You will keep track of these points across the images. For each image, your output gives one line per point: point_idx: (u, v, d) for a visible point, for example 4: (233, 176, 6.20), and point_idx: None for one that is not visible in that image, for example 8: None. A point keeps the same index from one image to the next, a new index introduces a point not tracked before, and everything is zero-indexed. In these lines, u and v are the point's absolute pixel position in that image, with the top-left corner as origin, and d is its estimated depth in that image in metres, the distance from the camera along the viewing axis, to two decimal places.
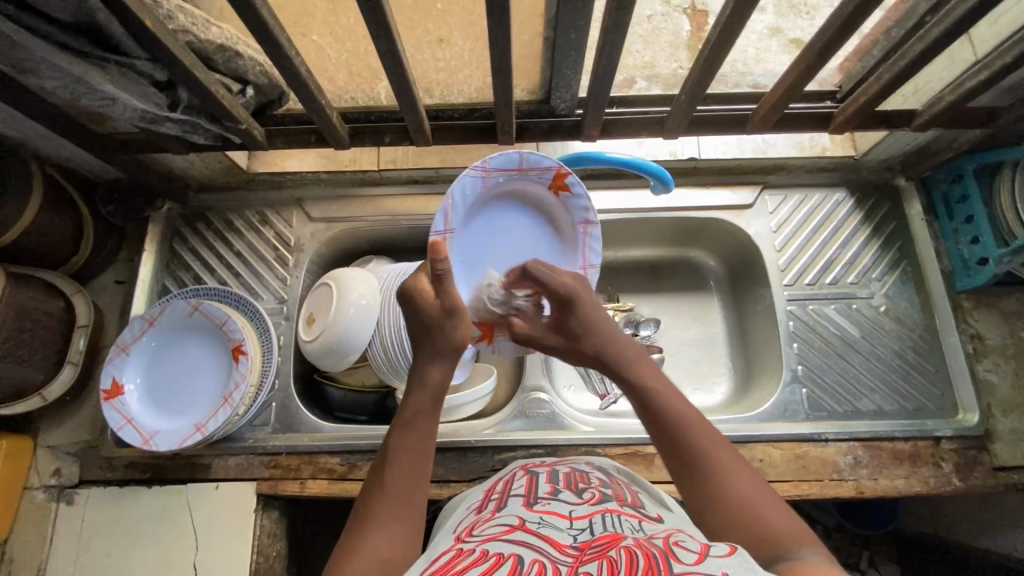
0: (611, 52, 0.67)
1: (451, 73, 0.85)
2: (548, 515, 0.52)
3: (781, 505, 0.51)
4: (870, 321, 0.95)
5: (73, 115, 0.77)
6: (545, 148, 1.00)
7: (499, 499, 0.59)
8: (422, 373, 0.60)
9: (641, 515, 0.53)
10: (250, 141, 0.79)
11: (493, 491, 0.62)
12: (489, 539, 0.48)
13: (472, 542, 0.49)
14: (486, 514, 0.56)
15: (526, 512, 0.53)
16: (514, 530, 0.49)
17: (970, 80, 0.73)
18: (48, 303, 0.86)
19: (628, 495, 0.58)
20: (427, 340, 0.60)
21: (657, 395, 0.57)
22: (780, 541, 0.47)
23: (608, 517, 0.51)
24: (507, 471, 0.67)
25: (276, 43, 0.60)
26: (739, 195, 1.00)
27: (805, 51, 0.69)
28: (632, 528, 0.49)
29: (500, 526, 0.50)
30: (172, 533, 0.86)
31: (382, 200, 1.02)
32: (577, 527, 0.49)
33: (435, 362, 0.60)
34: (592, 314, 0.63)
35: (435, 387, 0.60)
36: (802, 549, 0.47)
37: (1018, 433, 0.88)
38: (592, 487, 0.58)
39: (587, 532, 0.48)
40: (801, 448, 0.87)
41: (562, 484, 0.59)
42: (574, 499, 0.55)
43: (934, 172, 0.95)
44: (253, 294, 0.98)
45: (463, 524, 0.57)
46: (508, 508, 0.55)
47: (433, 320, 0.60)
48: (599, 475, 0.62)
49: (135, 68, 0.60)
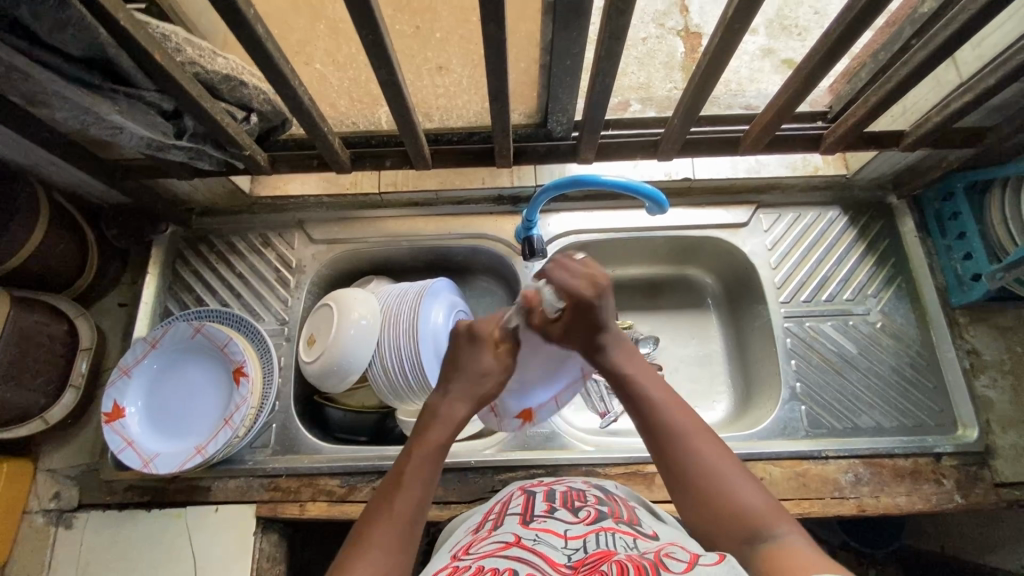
0: (605, 80, 0.69)
1: (451, 99, 0.88)
2: (544, 533, 0.52)
3: (752, 483, 0.57)
4: (867, 338, 0.95)
5: (80, 142, 0.78)
6: (543, 170, 1.02)
7: (496, 519, 0.59)
8: (445, 409, 0.65)
9: (636, 532, 0.53)
10: (253, 167, 0.81)
11: (491, 512, 0.62)
12: (485, 556, 0.48)
13: (467, 560, 0.49)
14: (483, 533, 0.56)
15: (522, 529, 0.53)
16: (510, 546, 0.49)
17: (956, 102, 0.74)
18: (52, 326, 0.87)
19: (625, 512, 0.59)
20: (466, 378, 0.68)
21: (638, 380, 0.65)
22: (751, 517, 0.53)
23: (603, 536, 0.51)
24: (504, 493, 0.67)
25: (281, 72, 0.62)
26: (734, 214, 1.01)
27: (794, 75, 0.71)
28: (626, 545, 0.49)
29: (497, 543, 0.51)
30: (172, 557, 0.85)
31: (383, 221, 1.03)
32: (572, 545, 0.50)
33: (463, 401, 0.66)
34: (609, 318, 0.68)
35: (455, 425, 0.65)
36: (775, 526, 0.52)
37: (1018, 449, 0.88)
38: (588, 505, 0.59)
39: (581, 550, 0.49)
40: (802, 466, 0.87)
41: (558, 503, 0.59)
42: (570, 518, 0.55)
43: (925, 190, 0.97)
44: (254, 315, 0.99)
45: (460, 543, 0.57)
46: (505, 526, 0.55)
47: (490, 368, 0.69)
48: (595, 492, 0.63)
49: (144, 99, 0.62)
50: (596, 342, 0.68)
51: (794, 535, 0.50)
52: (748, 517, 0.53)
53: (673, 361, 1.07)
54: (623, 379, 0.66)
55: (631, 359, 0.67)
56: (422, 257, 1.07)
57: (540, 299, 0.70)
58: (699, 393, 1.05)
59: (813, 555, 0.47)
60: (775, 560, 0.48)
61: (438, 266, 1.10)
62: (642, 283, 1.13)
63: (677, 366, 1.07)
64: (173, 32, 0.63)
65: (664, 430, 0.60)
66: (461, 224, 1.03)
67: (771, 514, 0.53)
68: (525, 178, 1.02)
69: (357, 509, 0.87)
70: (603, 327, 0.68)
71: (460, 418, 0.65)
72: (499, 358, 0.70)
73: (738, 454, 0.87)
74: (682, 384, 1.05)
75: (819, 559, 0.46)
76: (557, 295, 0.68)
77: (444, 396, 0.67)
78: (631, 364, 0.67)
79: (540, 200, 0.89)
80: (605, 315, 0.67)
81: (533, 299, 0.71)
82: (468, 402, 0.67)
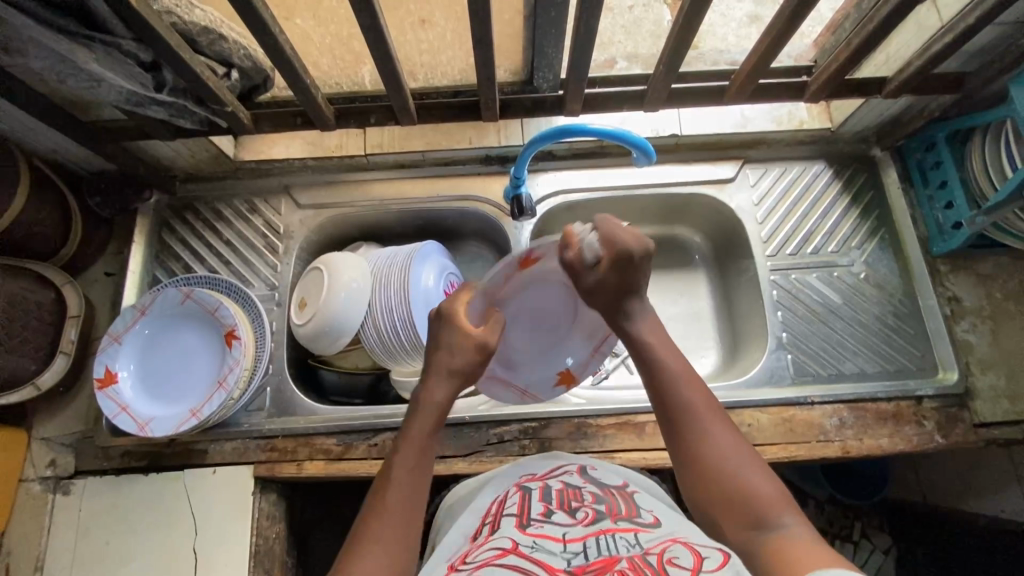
0: (590, 21, 0.67)
1: (434, 55, 0.87)
2: (542, 539, 0.53)
3: (763, 469, 0.57)
4: (852, 288, 0.97)
5: (57, 102, 0.77)
6: (530, 126, 1.01)
7: (493, 521, 0.60)
8: (429, 394, 0.63)
9: (636, 527, 0.55)
10: (236, 125, 0.80)
11: (488, 513, 0.63)
12: (483, 565, 0.50)
13: (465, 570, 0.50)
14: (480, 540, 0.57)
15: (519, 535, 0.54)
16: (507, 554, 0.51)
17: (937, 43, 0.75)
18: (38, 293, 0.86)
19: (622, 507, 0.60)
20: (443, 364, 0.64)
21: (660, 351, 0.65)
22: (758, 502, 0.54)
23: (602, 539, 0.52)
24: (500, 489, 0.68)
25: (259, 17, 0.61)
26: (720, 170, 1.02)
27: (775, 20, 0.71)
28: (627, 546, 0.51)
29: (493, 552, 0.52)
30: (172, 519, 0.86)
31: (371, 184, 1.03)
32: (572, 549, 0.51)
33: (445, 384, 0.64)
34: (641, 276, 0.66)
35: (440, 408, 0.63)
36: (781, 516, 0.52)
37: (997, 390, 0.90)
38: (585, 505, 0.60)
39: (581, 556, 0.50)
40: (788, 412, 0.89)
41: (555, 505, 0.60)
42: (568, 520, 0.56)
43: (907, 141, 0.98)
44: (243, 281, 0.99)
45: (457, 553, 0.57)
46: (502, 530, 0.56)
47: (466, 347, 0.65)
48: (591, 489, 0.64)
49: (120, 48, 0.61)
50: (623, 305, 0.67)
51: (801, 526, 0.51)
52: (755, 503, 0.54)
53: (662, 319, 1.09)
54: (642, 361, 0.65)
55: (653, 330, 0.67)
56: (412, 221, 1.06)
57: (579, 241, 0.67)
58: (688, 349, 1.06)
59: (818, 547, 0.48)
60: (782, 552, 0.48)
61: (428, 230, 1.10)
62: None
63: (666, 324, 1.08)
64: None
65: (682, 409, 0.61)
66: (449, 186, 1.03)
67: (776, 504, 0.54)
68: (513, 137, 1.01)
69: (353, 467, 0.88)
70: (635, 290, 0.67)
71: (444, 400, 0.64)
72: (473, 337, 0.65)
73: (725, 402, 0.89)
74: (671, 342, 1.07)
75: (822, 551, 0.47)
76: (599, 244, 0.66)
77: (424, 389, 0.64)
78: (653, 336, 0.66)
79: (528, 155, 0.88)
80: (641, 276, 0.66)
81: (572, 237, 0.67)
82: (452, 380, 0.64)
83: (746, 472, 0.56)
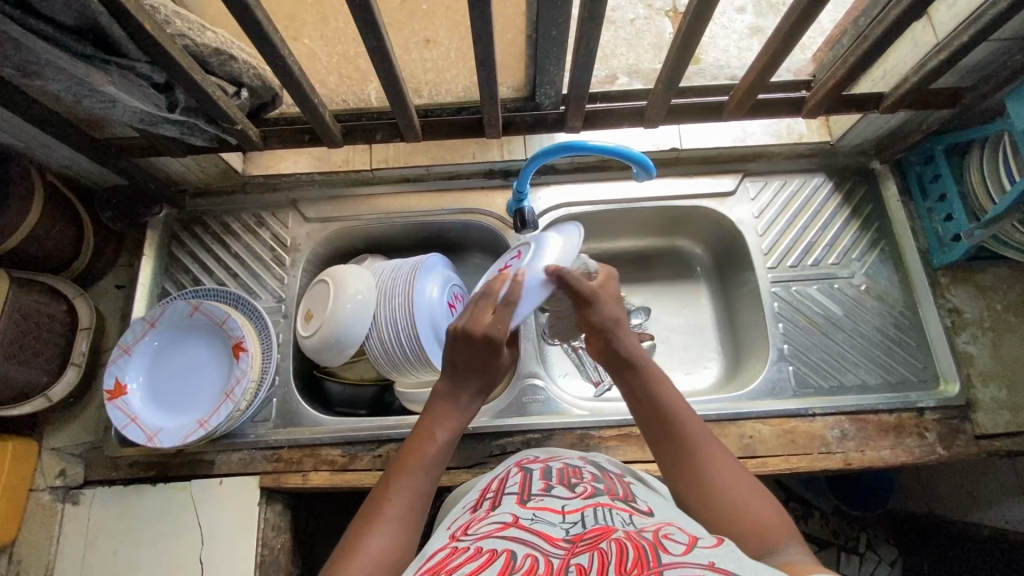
0: (590, 42, 0.69)
1: (438, 73, 0.89)
2: (541, 512, 0.54)
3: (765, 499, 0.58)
4: (852, 300, 0.98)
5: (72, 120, 0.79)
6: (533, 142, 1.03)
7: (494, 497, 0.61)
8: (455, 398, 0.66)
9: (631, 508, 0.56)
10: (245, 142, 0.82)
11: (488, 490, 0.64)
12: (484, 537, 0.50)
13: (466, 540, 0.51)
14: (480, 512, 0.57)
15: (520, 509, 0.55)
16: (508, 527, 0.51)
17: (932, 60, 0.76)
18: (52, 306, 0.88)
19: (620, 489, 0.61)
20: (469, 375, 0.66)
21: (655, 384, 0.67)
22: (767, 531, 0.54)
23: (599, 511, 0.54)
24: (501, 468, 0.70)
25: (270, 40, 0.63)
26: (721, 183, 1.03)
27: (773, 37, 0.73)
28: (622, 521, 0.52)
29: (495, 524, 0.53)
30: (179, 528, 0.87)
31: (376, 198, 1.05)
32: (570, 520, 0.53)
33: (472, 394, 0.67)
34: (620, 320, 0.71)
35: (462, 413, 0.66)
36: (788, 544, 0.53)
37: (999, 402, 0.90)
38: (584, 482, 0.62)
39: (579, 525, 0.51)
40: (789, 423, 0.90)
41: (554, 480, 0.62)
42: (567, 494, 0.58)
43: (906, 155, 1.00)
44: (251, 293, 1.01)
45: (457, 522, 0.58)
46: (503, 505, 0.57)
47: (484, 363, 0.66)
48: (591, 470, 0.66)
49: (134, 70, 0.63)
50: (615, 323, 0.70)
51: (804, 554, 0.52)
52: (765, 532, 0.54)
53: (663, 331, 1.09)
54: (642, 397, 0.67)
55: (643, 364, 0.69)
56: (416, 233, 1.08)
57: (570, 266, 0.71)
58: (690, 360, 1.07)
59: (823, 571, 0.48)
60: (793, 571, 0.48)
61: (432, 243, 1.11)
62: (633, 255, 1.15)
63: (668, 335, 1.09)
64: (162, 3, 0.64)
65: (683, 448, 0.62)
66: (453, 200, 1.04)
67: (784, 535, 0.54)
68: (516, 151, 1.03)
69: (358, 477, 0.89)
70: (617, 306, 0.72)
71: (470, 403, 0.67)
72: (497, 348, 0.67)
73: (727, 414, 0.90)
74: (673, 353, 1.07)
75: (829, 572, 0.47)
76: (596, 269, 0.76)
77: (450, 394, 0.66)
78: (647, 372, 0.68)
79: (531, 169, 0.89)
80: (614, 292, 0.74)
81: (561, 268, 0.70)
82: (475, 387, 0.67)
83: (752, 501, 0.57)
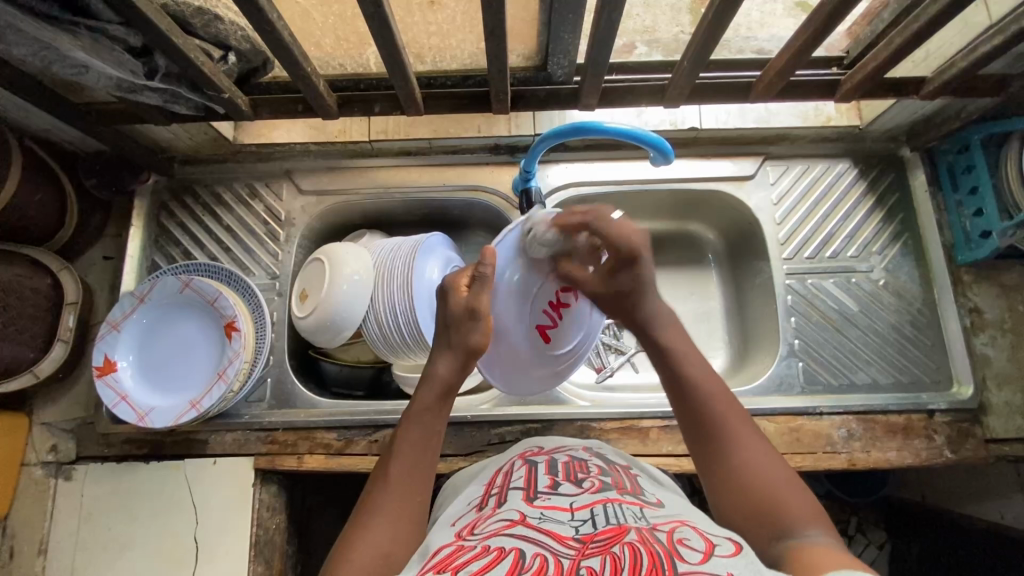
0: (611, 14, 0.63)
1: (442, 39, 0.80)
2: (549, 510, 0.52)
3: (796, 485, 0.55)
4: (869, 295, 0.94)
5: (45, 82, 0.73)
6: (542, 118, 0.96)
7: (500, 493, 0.59)
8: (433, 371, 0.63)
9: (641, 502, 0.54)
10: (233, 111, 0.76)
11: (494, 485, 0.62)
12: (491, 536, 0.48)
13: (472, 540, 0.49)
14: (487, 511, 0.56)
15: (527, 507, 0.53)
16: (516, 526, 0.50)
17: (985, 45, 0.70)
18: (35, 280, 0.84)
19: (628, 483, 0.60)
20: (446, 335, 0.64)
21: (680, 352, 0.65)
22: (787, 516, 0.52)
23: (609, 507, 0.52)
24: (506, 462, 0.68)
25: (255, 3, 0.57)
26: (740, 166, 0.98)
27: (815, 14, 0.66)
28: (634, 516, 0.51)
29: (502, 522, 0.51)
30: (173, 507, 0.86)
31: (374, 171, 0.99)
32: (579, 518, 0.51)
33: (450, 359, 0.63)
34: (647, 277, 0.68)
35: (443, 385, 0.63)
36: (808, 526, 0.50)
37: (1012, 407, 0.88)
38: (591, 476, 0.60)
39: (589, 524, 0.50)
40: (796, 422, 0.87)
41: (561, 476, 0.60)
42: (574, 490, 0.56)
43: (940, 142, 0.93)
44: (244, 269, 0.97)
45: (463, 520, 0.56)
46: (509, 503, 0.55)
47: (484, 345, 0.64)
48: (598, 463, 0.64)
49: (106, 33, 0.57)
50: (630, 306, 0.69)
51: (825, 537, 0.49)
52: (782, 513, 0.52)
53: None
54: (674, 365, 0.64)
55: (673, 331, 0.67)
56: (417, 209, 1.03)
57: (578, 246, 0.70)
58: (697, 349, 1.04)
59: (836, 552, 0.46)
60: (802, 553, 0.47)
61: (432, 219, 1.06)
62: None
63: None
64: None
65: (708, 416, 0.60)
66: (455, 176, 0.99)
67: (806, 517, 0.51)
68: (524, 127, 0.97)
69: (354, 462, 0.88)
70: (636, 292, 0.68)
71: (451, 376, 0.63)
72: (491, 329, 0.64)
73: None
74: None
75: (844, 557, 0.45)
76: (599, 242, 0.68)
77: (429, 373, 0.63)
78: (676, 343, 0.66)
79: (539, 149, 0.84)
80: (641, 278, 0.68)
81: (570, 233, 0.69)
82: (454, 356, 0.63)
83: (778, 484, 0.54)
